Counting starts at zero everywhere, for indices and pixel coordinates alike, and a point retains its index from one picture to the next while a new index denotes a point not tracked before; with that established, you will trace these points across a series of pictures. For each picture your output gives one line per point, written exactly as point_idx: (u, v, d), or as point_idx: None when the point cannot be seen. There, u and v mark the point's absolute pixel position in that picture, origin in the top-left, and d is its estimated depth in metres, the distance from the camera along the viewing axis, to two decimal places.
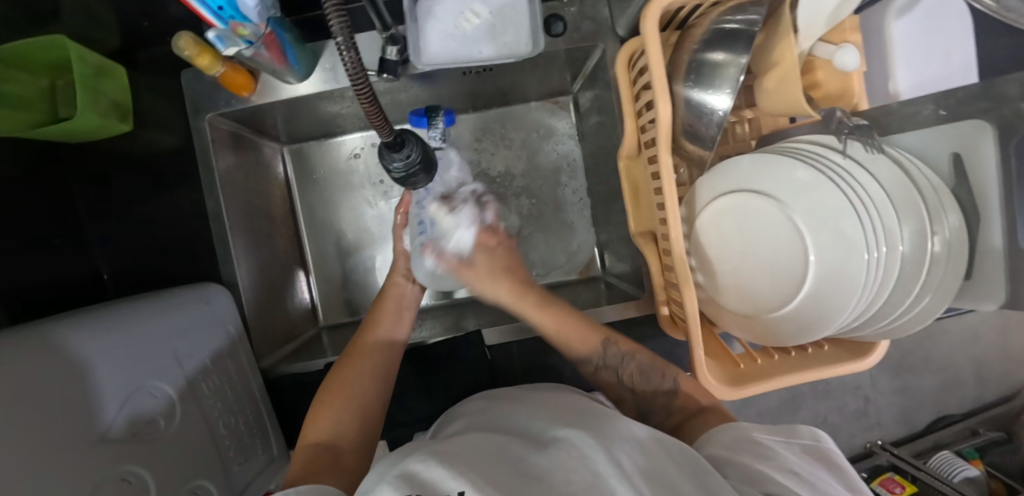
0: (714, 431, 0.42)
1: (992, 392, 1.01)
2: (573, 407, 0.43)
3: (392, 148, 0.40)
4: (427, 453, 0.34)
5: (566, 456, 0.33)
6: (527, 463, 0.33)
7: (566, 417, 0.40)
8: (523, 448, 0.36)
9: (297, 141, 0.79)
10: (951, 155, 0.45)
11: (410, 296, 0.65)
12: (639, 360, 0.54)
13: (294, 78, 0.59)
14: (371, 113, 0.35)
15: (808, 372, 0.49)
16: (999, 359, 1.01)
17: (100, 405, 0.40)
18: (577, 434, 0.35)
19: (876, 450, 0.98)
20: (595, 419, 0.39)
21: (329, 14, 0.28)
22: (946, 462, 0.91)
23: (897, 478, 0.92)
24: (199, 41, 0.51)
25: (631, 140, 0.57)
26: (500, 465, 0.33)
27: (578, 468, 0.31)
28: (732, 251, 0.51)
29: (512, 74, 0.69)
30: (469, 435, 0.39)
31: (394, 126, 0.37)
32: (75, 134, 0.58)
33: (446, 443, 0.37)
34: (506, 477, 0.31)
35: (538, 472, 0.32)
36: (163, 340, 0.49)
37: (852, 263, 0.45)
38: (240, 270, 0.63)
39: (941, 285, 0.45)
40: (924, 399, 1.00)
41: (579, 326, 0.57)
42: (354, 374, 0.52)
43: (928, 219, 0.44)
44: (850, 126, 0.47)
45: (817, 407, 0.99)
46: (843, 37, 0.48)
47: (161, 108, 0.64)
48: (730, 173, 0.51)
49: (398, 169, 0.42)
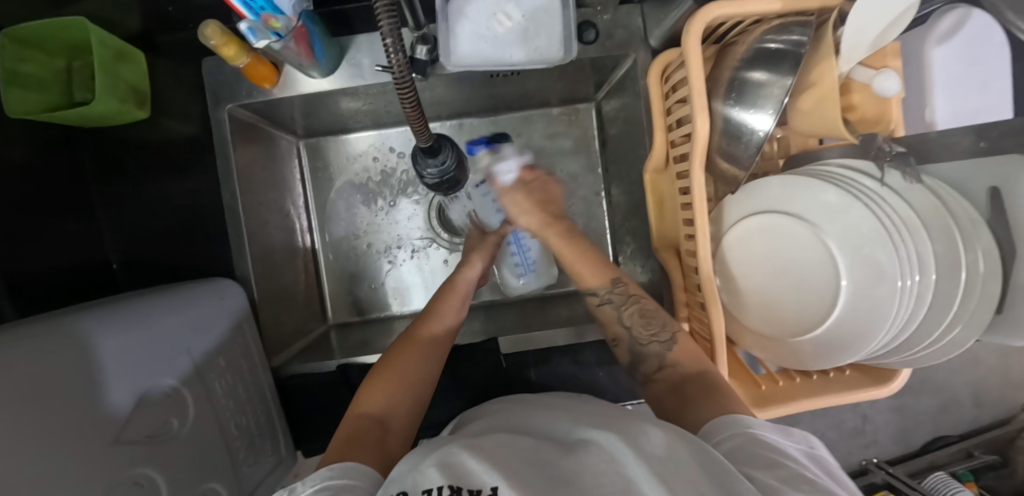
0: (715, 424, 0.38)
1: (989, 415, 1.01)
2: (605, 410, 0.41)
3: (428, 154, 0.39)
4: (460, 445, 0.33)
5: (593, 458, 0.31)
6: (557, 467, 0.31)
7: (593, 419, 0.38)
8: (553, 453, 0.34)
9: (314, 135, 0.77)
10: (988, 189, 0.45)
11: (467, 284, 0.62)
12: (644, 312, 0.53)
13: (318, 72, 0.58)
14: (413, 116, 0.34)
15: (827, 399, 0.49)
16: (997, 384, 1.01)
17: (111, 405, 0.38)
18: (605, 436, 0.33)
19: (872, 468, 0.99)
20: (626, 420, 0.36)
21: (378, 11, 0.27)
22: (940, 482, 0.90)
23: None
24: (226, 32, 0.50)
25: (660, 153, 0.57)
26: (529, 465, 0.31)
27: (605, 471, 0.29)
28: (758, 272, 0.51)
29: (538, 78, 0.67)
30: (493, 434, 0.38)
31: (433, 130, 0.36)
32: (91, 117, 0.56)
33: (474, 439, 0.36)
34: (538, 476, 0.29)
35: (566, 474, 0.30)
36: (174, 335, 0.47)
37: (884, 290, 0.45)
38: (254, 266, 0.62)
39: (973, 318, 0.45)
40: (921, 420, 1.01)
41: (591, 260, 0.58)
42: (412, 359, 0.50)
43: (962, 248, 0.43)
44: (890, 153, 0.46)
45: (816, 423, 1.00)
46: (883, 62, 0.47)
47: (179, 96, 0.62)
48: (761, 193, 0.51)
49: (431, 175, 0.41)
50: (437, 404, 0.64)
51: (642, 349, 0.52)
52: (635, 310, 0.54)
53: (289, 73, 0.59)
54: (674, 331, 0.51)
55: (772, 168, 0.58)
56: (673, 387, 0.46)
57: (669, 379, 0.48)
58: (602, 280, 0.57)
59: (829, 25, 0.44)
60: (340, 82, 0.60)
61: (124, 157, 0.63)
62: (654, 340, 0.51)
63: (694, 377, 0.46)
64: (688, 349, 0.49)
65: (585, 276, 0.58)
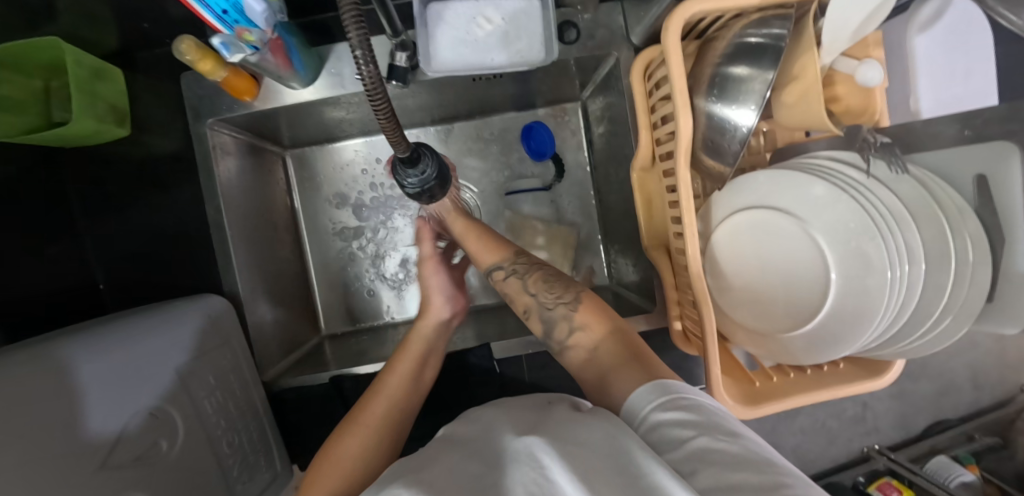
0: (633, 401, 0.38)
1: (988, 397, 1.01)
2: (540, 413, 0.39)
3: (408, 164, 0.39)
4: (401, 485, 0.31)
5: (525, 474, 0.29)
6: (490, 486, 0.29)
7: (527, 427, 0.37)
8: (489, 470, 0.32)
9: (299, 146, 0.77)
10: (974, 178, 0.44)
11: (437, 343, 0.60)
12: (547, 280, 0.56)
13: (298, 83, 0.57)
14: (388, 126, 0.33)
15: (821, 392, 0.48)
16: (995, 366, 1.01)
17: (93, 435, 0.37)
18: (533, 442, 0.32)
19: (873, 455, 0.99)
20: (562, 426, 0.35)
21: (345, 19, 0.27)
22: (942, 468, 0.91)
23: (894, 483, 0.93)
24: (202, 46, 0.49)
25: (646, 151, 0.57)
26: (461, 484, 0.30)
27: (538, 487, 0.28)
28: (747, 268, 0.51)
29: (521, 80, 0.67)
30: (445, 456, 0.36)
31: (410, 140, 0.36)
32: (71, 138, 0.56)
33: (422, 471, 0.34)
34: (462, 491, 0.28)
35: (494, 485, 0.29)
36: (161, 357, 0.46)
37: (873, 282, 0.44)
38: (242, 281, 0.61)
39: (964, 307, 0.44)
40: (921, 405, 1.01)
41: (487, 240, 0.64)
42: (356, 438, 0.45)
43: (951, 235, 0.43)
44: (875, 143, 0.46)
45: (816, 413, 1.00)
46: (866, 52, 0.47)
47: (160, 113, 0.61)
48: (747, 189, 0.51)
49: (412, 184, 0.41)
50: (432, 412, 0.63)
51: (549, 313, 0.53)
52: (538, 277, 0.57)
53: (269, 83, 0.59)
54: (577, 293, 0.54)
55: (760, 161, 0.58)
56: (589, 354, 0.49)
57: (580, 343, 0.50)
58: (505, 254, 0.61)
59: (810, 17, 0.44)
60: (322, 91, 0.59)
61: (105, 176, 0.62)
62: (562, 306, 0.53)
63: (606, 340, 0.48)
64: (595, 312, 0.52)
65: (481, 254, 0.63)
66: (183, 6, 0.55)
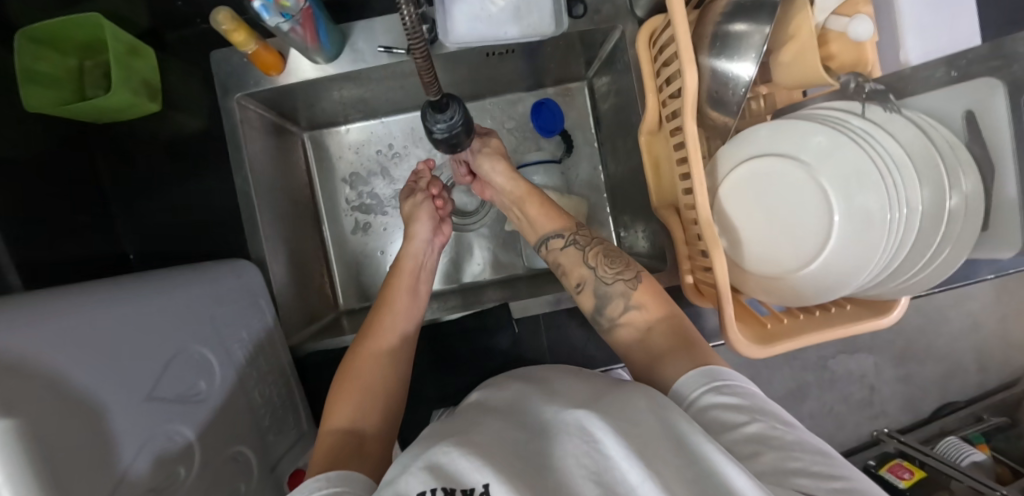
0: (684, 383, 0.41)
1: (992, 379, 1.03)
2: (588, 389, 0.40)
3: (438, 109, 0.42)
4: (451, 443, 0.32)
5: (574, 442, 0.31)
6: (540, 458, 0.31)
7: (574, 398, 0.38)
8: (536, 441, 0.34)
9: (318, 128, 0.80)
10: (964, 113, 0.48)
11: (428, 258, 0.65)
12: (610, 255, 0.56)
13: (322, 59, 0.61)
14: (424, 70, 0.37)
15: (833, 329, 0.50)
16: (997, 348, 1.03)
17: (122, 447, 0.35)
18: (579, 414, 0.34)
19: (883, 438, 1.00)
20: (608, 399, 0.36)
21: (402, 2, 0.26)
22: (952, 448, 0.93)
23: (905, 464, 0.94)
24: (237, 18, 0.53)
25: (653, 114, 0.60)
26: (515, 457, 0.31)
27: (587, 455, 0.30)
28: (755, 219, 0.53)
29: (531, 58, 0.70)
30: (487, 420, 0.38)
31: (442, 83, 0.39)
32: (106, 112, 0.59)
33: (466, 429, 0.36)
34: (518, 465, 0.30)
35: (546, 464, 0.31)
36: (200, 306, 0.48)
37: (875, 225, 0.47)
38: (268, 248, 0.63)
39: (961, 239, 0.48)
40: (928, 388, 1.02)
41: (553, 212, 0.63)
42: (372, 363, 0.51)
43: (946, 176, 0.46)
44: (867, 89, 0.51)
45: (824, 398, 1.00)
46: (855, 8, 0.50)
47: (189, 89, 0.65)
48: (752, 141, 0.53)
49: (440, 130, 0.44)
50: (452, 375, 0.65)
51: (607, 288, 0.54)
52: (600, 251, 0.57)
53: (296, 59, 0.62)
54: (637, 271, 0.55)
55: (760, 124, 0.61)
56: (640, 334, 0.51)
57: (634, 323, 0.52)
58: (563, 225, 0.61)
59: None
60: (343, 66, 0.63)
61: (135, 150, 0.65)
62: (619, 280, 0.54)
63: (660, 323, 0.50)
64: (650, 290, 0.53)
65: (541, 223, 0.63)
66: None
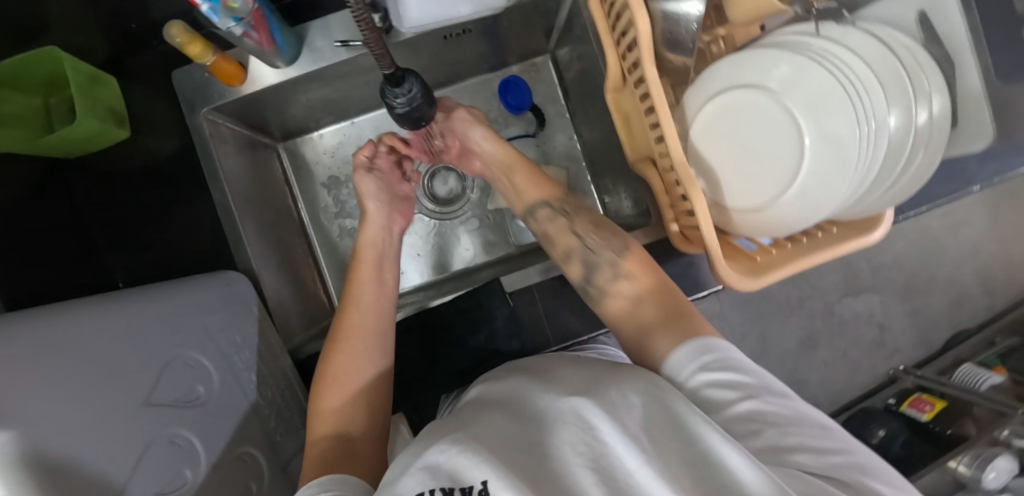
0: (675, 355, 0.40)
1: (1000, 302, 1.04)
2: (583, 375, 0.38)
3: (394, 83, 0.42)
4: (449, 440, 0.30)
5: (569, 428, 0.29)
6: (536, 444, 0.29)
7: (569, 385, 0.35)
8: (532, 427, 0.31)
9: (291, 137, 0.80)
10: (918, 16, 0.50)
11: (391, 243, 0.62)
12: (600, 228, 0.56)
13: (282, 62, 0.61)
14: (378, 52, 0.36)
15: (824, 251, 0.50)
16: (1001, 269, 1.04)
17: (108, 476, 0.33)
18: (579, 400, 0.31)
19: (901, 375, 0.99)
20: (604, 383, 0.33)
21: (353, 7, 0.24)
22: (970, 375, 0.92)
23: (926, 398, 0.93)
24: (190, 29, 0.54)
25: (615, 70, 0.60)
26: (512, 450, 0.28)
27: (584, 441, 0.27)
28: (731, 155, 0.52)
29: (490, 35, 0.71)
30: (485, 414, 0.35)
31: (394, 58, 0.38)
32: (77, 142, 0.59)
33: (466, 424, 0.33)
34: (517, 455, 0.28)
35: (543, 451, 0.28)
36: (190, 314, 0.48)
37: (847, 143, 0.48)
38: (254, 256, 0.63)
39: (931, 141, 0.49)
40: (939, 319, 1.02)
41: (534, 178, 0.62)
42: (345, 358, 0.50)
43: (908, 83, 0.47)
44: (818, 9, 0.51)
45: (837, 344, 1.00)
46: None
47: (155, 111, 0.65)
48: (714, 78, 0.53)
49: (401, 104, 0.44)
50: (454, 358, 0.65)
51: (594, 257, 0.54)
52: (587, 222, 0.57)
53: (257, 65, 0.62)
54: (626, 242, 0.55)
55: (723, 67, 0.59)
56: (629, 303, 0.50)
57: (623, 292, 0.51)
58: (547, 193, 0.61)
59: None
60: (304, 68, 0.63)
61: (111, 179, 0.65)
62: (607, 248, 0.54)
63: (652, 290, 0.50)
64: (637, 258, 0.53)
65: (526, 192, 0.62)
66: (165, 4, 0.59)
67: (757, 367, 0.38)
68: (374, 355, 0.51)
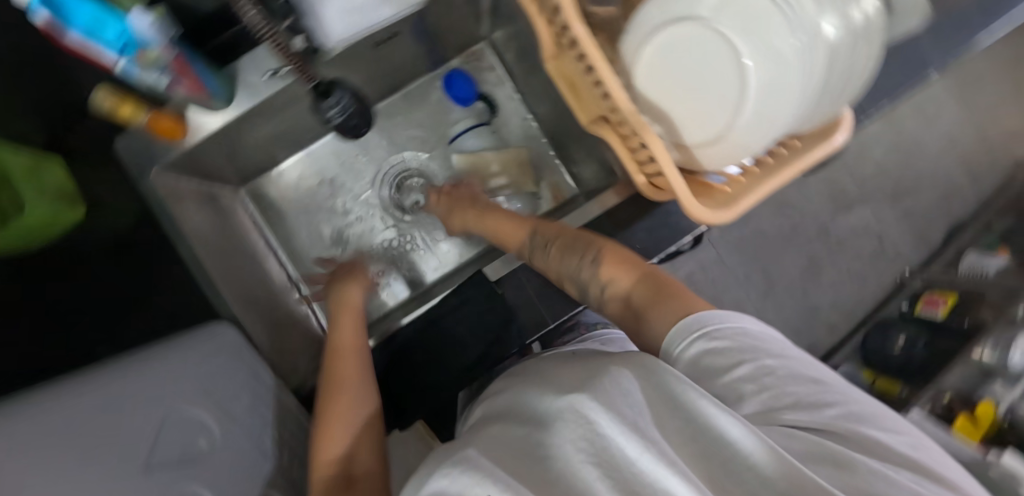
0: (676, 339, 0.42)
1: (944, 211, 1.20)
2: (578, 370, 0.39)
3: (323, 97, 0.50)
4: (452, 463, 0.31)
5: (571, 427, 0.30)
6: (535, 452, 0.30)
7: (565, 383, 0.37)
8: (532, 433, 0.32)
9: (251, 179, 0.80)
10: None
11: (355, 297, 0.71)
12: (572, 243, 0.61)
13: (218, 104, 0.59)
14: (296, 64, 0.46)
15: (788, 169, 0.51)
16: (933, 179, 1.21)
17: None
18: (577, 397, 0.32)
19: (907, 278, 1.17)
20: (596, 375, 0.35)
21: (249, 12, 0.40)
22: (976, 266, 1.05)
23: (938, 296, 1.05)
24: (118, 93, 0.55)
25: (549, 39, 0.59)
26: (516, 456, 0.31)
27: (585, 437, 0.29)
28: (676, 92, 0.53)
29: (423, 34, 0.71)
30: (490, 431, 0.37)
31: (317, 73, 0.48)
32: (34, 229, 0.58)
33: (470, 444, 0.35)
34: (521, 467, 0.29)
35: (543, 456, 0.30)
36: (180, 371, 0.48)
37: (787, 55, 0.45)
38: (237, 303, 0.63)
39: (872, 36, 0.47)
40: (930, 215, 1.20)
41: (511, 223, 0.71)
42: (343, 401, 0.54)
43: None
44: None
45: None
46: None
47: (106, 182, 0.64)
48: (647, 23, 0.52)
49: (336, 113, 0.52)
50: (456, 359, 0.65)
51: (584, 279, 0.58)
52: (561, 244, 0.62)
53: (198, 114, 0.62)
54: (600, 247, 0.59)
55: None
56: (623, 301, 0.55)
57: (617, 296, 0.56)
58: (524, 232, 0.69)
59: None
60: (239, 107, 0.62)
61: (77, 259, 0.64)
62: (586, 265, 0.58)
63: (640, 283, 0.54)
64: (617, 260, 0.57)
65: (506, 237, 0.71)
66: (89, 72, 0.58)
67: (755, 332, 0.39)
68: (364, 394, 0.55)
